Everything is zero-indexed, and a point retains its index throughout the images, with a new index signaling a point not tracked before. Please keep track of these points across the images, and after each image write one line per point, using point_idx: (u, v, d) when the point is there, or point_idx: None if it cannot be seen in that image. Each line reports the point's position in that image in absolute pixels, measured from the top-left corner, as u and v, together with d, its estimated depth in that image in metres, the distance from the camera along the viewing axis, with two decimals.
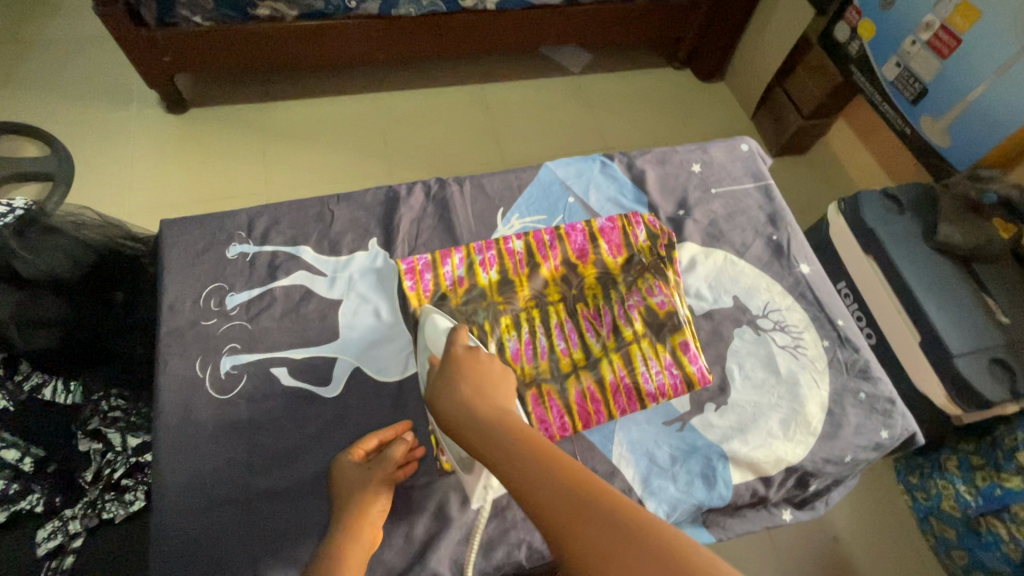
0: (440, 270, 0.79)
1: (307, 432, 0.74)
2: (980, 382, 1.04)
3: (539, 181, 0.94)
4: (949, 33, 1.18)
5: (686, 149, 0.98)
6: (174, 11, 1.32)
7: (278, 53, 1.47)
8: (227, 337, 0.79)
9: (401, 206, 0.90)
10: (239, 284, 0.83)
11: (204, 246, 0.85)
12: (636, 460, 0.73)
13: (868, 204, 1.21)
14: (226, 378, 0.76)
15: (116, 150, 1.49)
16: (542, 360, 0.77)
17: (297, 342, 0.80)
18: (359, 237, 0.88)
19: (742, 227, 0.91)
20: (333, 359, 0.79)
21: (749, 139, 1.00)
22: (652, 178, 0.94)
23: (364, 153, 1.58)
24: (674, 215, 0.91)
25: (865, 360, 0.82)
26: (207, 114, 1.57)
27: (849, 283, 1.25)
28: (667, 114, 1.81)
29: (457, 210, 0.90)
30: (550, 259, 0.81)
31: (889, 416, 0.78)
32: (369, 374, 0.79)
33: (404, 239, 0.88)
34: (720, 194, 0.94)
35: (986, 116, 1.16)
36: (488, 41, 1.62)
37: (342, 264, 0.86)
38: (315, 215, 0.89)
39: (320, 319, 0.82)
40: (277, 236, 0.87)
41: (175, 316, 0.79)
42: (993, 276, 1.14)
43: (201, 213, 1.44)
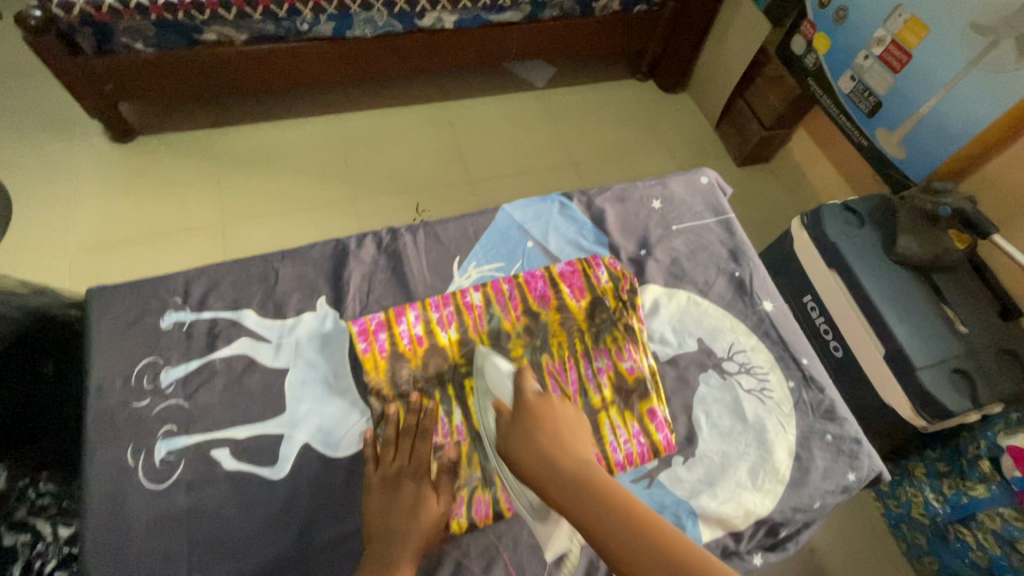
0: (396, 331, 0.78)
1: (252, 519, 0.70)
2: (943, 394, 1.06)
3: (496, 226, 0.92)
4: (900, 49, 1.20)
5: (646, 184, 0.98)
6: (114, 39, 1.25)
7: (229, 77, 1.41)
8: (161, 419, 0.74)
9: (351, 259, 0.87)
10: (175, 357, 0.78)
11: (135, 316, 0.80)
12: None
13: (830, 218, 1.23)
14: (162, 466, 0.72)
15: (57, 184, 1.41)
16: None
17: (240, 419, 0.75)
18: (306, 295, 0.85)
19: (705, 265, 0.91)
20: (278, 437, 0.75)
21: (708, 171, 1.00)
22: (612, 217, 0.93)
23: (326, 177, 1.54)
24: (636, 256, 0.90)
25: (830, 400, 0.82)
26: (156, 142, 1.50)
27: (815, 296, 1.27)
28: (632, 128, 1.81)
29: (411, 262, 0.87)
30: (509, 312, 0.81)
31: (855, 457, 0.78)
32: (318, 451, 0.74)
33: (355, 297, 0.85)
34: (681, 231, 0.93)
35: (938, 131, 1.18)
36: (448, 60, 1.59)
37: (288, 328, 0.82)
38: (257, 274, 0.85)
39: (264, 391, 0.78)
40: (216, 300, 0.83)
41: (103, 399, 0.74)
42: (951, 286, 1.17)
43: (151, 249, 1.37)
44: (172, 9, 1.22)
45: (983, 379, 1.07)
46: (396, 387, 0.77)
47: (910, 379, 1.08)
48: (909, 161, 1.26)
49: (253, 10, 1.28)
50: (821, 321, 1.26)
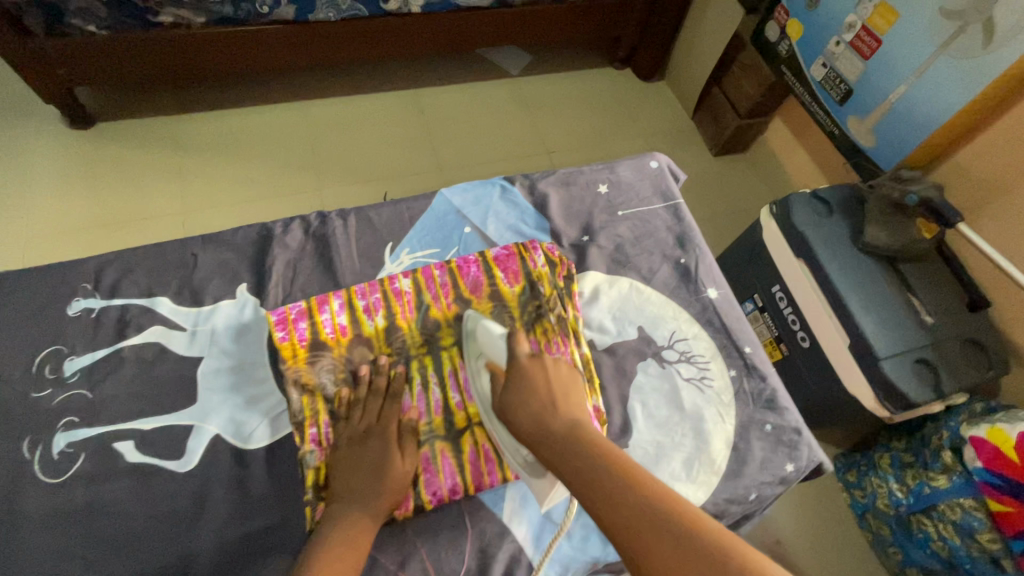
0: (317, 318, 0.74)
1: (153, 516, 0.67)
2: (905, 384, 1.05)
3: (433, 211, 0.90)
4: (870, 34, 1.18)
5: (593, 169, 0.96)
6: (65, 21, 1.21)
7: (190, 61, 1.37)
8: (63, 411, 0.72)
9: (275, 245, 0.85)
10: (81, 347, 0.76)
11: (42, 303, 0.78)
12: (529, 518, 0.72)
13: (798, 207, 1.21)
14: (60, 459, 0.69)
15: (11, 171, 1.37)
16: (436, 415, 0.75)
17: (147, 411, 0.73)
18: (227, 282, 0.82)
19: (650, 251, 0.89)
20: (188, 428, 0.73)
21: (657, 156, 0.98)
22: (555, 203, 0.92)
23: (292, 165, 1.50)
24: (578, 242, 0.89)
25: (772, 390, 0.81)
26: (116, 128, 1.46)
27: (782, 286, 1.25)
28: (608, 116, 1.78)
29: (338, 248, 0.85)
30: (440, 300, 0.79)
31: (795, 448, 0.77)
32: (228, 441, 0.73)
33: (278, 283, 0.82)
34: (627, 216, 0.92)
35: (906, 117, 1.16)
36: (417, 45, 1.56)
37: (204, 315, 0.80)
38: (176, 261, 0.83)
39: (175, 381, 0.76)
40: (130, 287, 0.81)
41: (4, 389, 0.72)
42: (917, 275, 1.16)
43: (105, 237, 1.33)
44: None
45: (947, 369, 1.07)
46: (315, 377, 0.73)
47: (874, 368, 1.07)
48: (879, 149, 1.24)
49: None
50: (788, 312, 1.25)
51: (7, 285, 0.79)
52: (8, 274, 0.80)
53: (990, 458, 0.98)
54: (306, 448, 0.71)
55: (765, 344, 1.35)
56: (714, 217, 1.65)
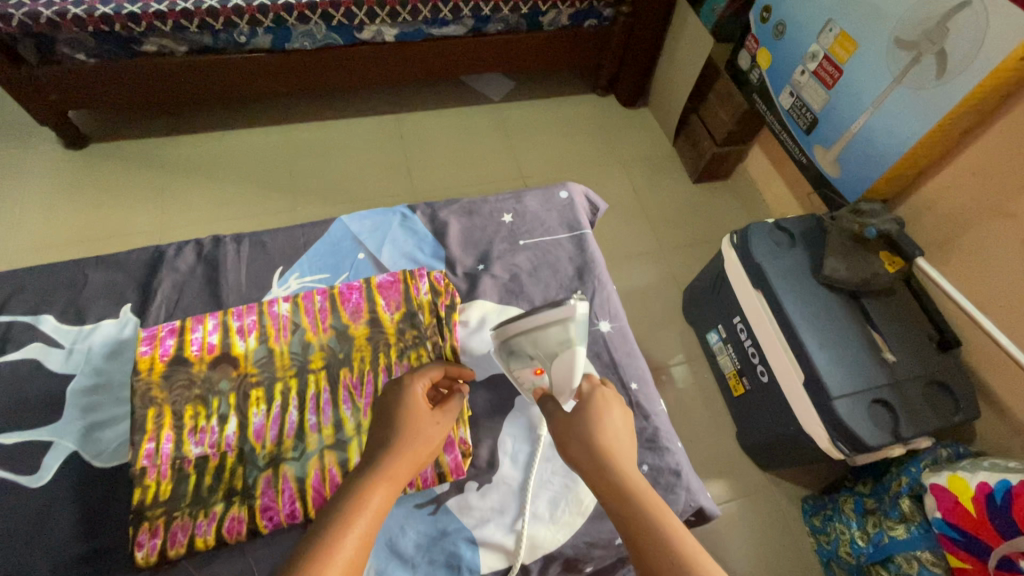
0: (185, 335, 0.77)
1: (8, 530, 0.69)
2: (859, 426, 1.00)
3: (328, 236, 0.93)
4: (832, 64, 1.17)
5: (498, 199, 0.97)
6: (55, 49, 1.30)
7: (175, 86, 1.45)
8: None
9: (165, 267, 0.87)
10: None
11: None
12: (375, 550, 0.70)
13: (756, 237, 1.18)
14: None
15: (6, 187, 1.46)
16: (287, 437, 0.73)
17: (14, 426, 0.75)
18: (111, 303, 0.85)
19: (546, 283, 0.89)
20: (49, 444, 0.74)
21: (567, 187, 0.99)
22: (455, 231, 0.93)
23: (268, 187, 1.55)
24: (472, 270, 0.90)
25: (655, 428, 0.79)
26: (108, 149, 1.55)
27: (743, 317, 1.22)
28: (586, 141, 1.79)
29: (226, 270, 0.87)
30: (316, 323, 0.80)
31: (671, 490, 0.76)
32: (85, 459, 0.74)
33: (161, 304, 0.85)
34: (528, 246, 0.92)
35: (867, 147, 1.13)
36: (394, 72, 1.60)
37: (84, 334, 0.82)
38: (66, 281, 0.86)
39: (46, 397, 0.77)
40: (17, 304, 0.84)
41: None
42: (881, 311, 1.11)
43: (85, 251, 1.40)
44: (107, 20, 1.24)
45: (906, 411, 1.01)
46: (167, 391, 0.73)
47: (826, 408, 1.02)
48: (843, 179, 1.20)
49: (190, 22, 1.30)
50: (749, 343, 1.21)
51: None
52: None
53: (949, 508, 0.92)
54: (138, 466, 0.69)
55: (729, 378, 1.31)
56: (688, 245, 1.62)
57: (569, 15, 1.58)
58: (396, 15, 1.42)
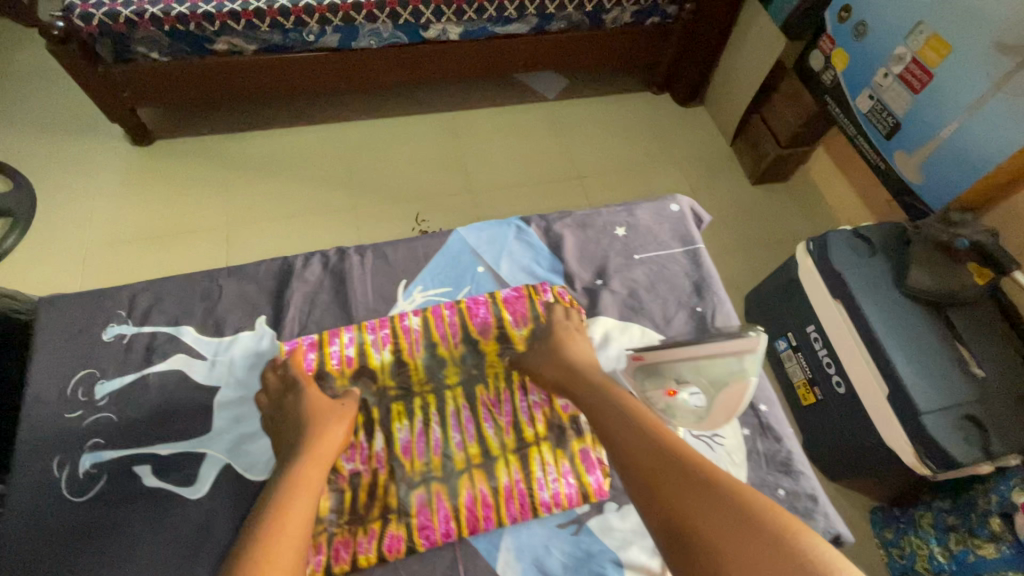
0: (325, 350, 0.84)
1: (156, 535, 0.73)
2: (949, 442, 0.98)
3: (447, 249, 0.98)
4: (921, 67, 1.13)
5: (611, 212, 1.02)
6: (131, 49, 1.31)
7: (241, 84, 1.45)
8: (92, 432, 0.79)
9: (295, 279, 0.93)
10: (111, 370, 0.84)
11: (81, 327, 0.87)
12: (523, 567, 0.74)
13: (835, 245, 1.16)
14: (84, 479, 0.76)
15: (77, 182, 1.49)
16: (434, 454, 0.82)
17: (165, 436, 0.80)
18: (246, 314, 0.90)
19: (665, 297, 0.94)
20: (201, 455, 0.79)
21: (678, 200, 1.03)
22: (570, 244, 0.98)
23: (328, 185, 1.56)
24: (592, 285, 0.95)
25: (787, 453, 0.83)
26: (173, 144, 1.57)
27: (818, 327, 1.20)
28: (644, 141, 1.76)
29: (354, 282, 0.93)
30: (448, 339, 0.87)
31: (809, 516, 0.78)
32: (238, 471, 0.78)
33: (295, 317, 0.90)
34: (643, 261, 0.97)
35: (958, 154, 1.10)
36: (454, 70, 1.59)
37: (225, 345, 0.87)
38: (202, 291, 0.92)
39: (192, 406, 0.83)
40: (158, 316, 0.89)
41: (41, 410, 0.80)
42: (966, 324, 1.08)
43: (156, 247, 1.42)
44: (183, 20, 1.26)
45: (998, 428, 0.99)
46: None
47: (913, 423, 1.00)
48: (928, 187, 1.17)
49: (262, 22, 1.30)
50: (823, 353, 1.20)
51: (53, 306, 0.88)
52: (54, 298, 0.89)
53: None
54: None
55: (797, 386, 1.29)
56: (750, 249, 1.60)
57: (633, 13, 1.55)
58: (462, 13, 1.41)
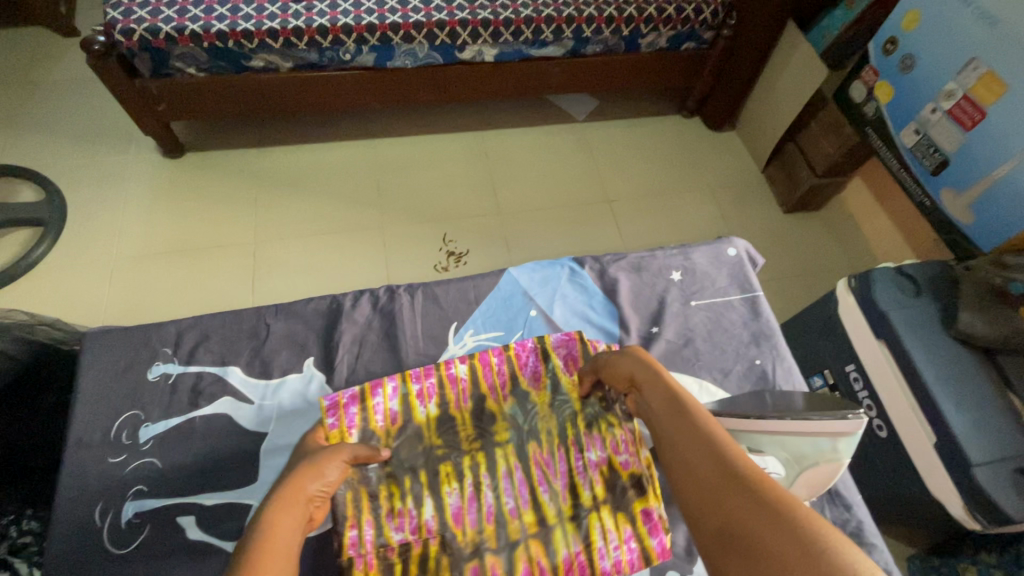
0: (369, 404, 0.81)
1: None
2: (1001, 498, 0.94)
3: (499, 291, 0.97)
4: (972, 105, 1.10)
5: (667, 254, 1.00)
6: (169, 64, 1.31)
7: (274, 101, 1.45)
8: (133, 478, 0.78)
9: (344, 320, 0.92)
10: (156, 413, 0.83)
11: (126, 364, 0.86)
12: None
13: (880, 284, 1.12)
14: (127, 528, 0.75)
15: (108, 195, 1.48)
16: (487, 523, 0.78)
17: (210, 485, 0.79)
18: (294, 355, 0.89)
19: (721, 347, 0.92)
20: (247, 507, 0.78)
21: (735, 244, 1.01)
22: (625, 289, 0.96)
23: (357, 202, 1.55)
24: (647, 333, 0.92)
25: (857, 521, 0.83)
26: (203, 158, 1.57)
27: (858, 366, 1.16)
28: (676, 166, 1.74)
29: (404, 325, 0.93)
30: (495, 390, 0.87)
31: None
32: None
33: (345, 359, 0.89)
34: (699, 307, 0.95)
35: (1011, 195, 1.06)
36: (486, 91, 1.58)
37: (272, 390, 0.86)
38: (250, 330, 0.91)
39: (237, 449, 0.81)
40: (205, 355, 0.88)
41: (82, 447, 0.79)
42: (1020, 371, 1.03)
43: (186, 263, 1.42)
44: (223, 37, 1.27)
45: None
46: (362, 475, 0.76)
47: (963, 475, 0.96)
48: (976, 228, 1.15)
49: (299, 40, 1.30)
50: (863, 395, 1.15)
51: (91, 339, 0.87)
52: (94, 332, 0.88)
53: None
54: (346, 556, 0.73)
55: None
56: (783, 281, 1.56)
57: (669, 38, 1.54)
58: (498, 35, 1.41)
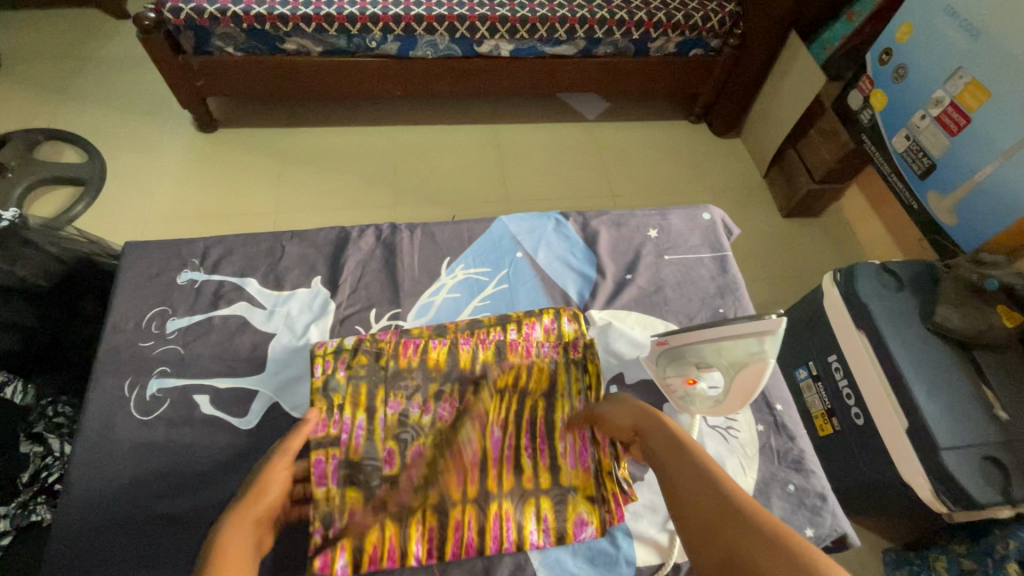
0: (372, 543, 0.73)
1: (213, 462, 0.79)
2: (967, 481, 0.97)
3: (490, 234, 1.03)
4: (958, 111, 1.15)
5: (645, 214, 1.06)
6: (210, 42, 1.43)
7: (302, 84, 1.56)
8: (159, 360, 0.86)
9: (350, 247, 0.99)
10: (182, 310, 0.91)
11: (157, 271, 0.94)
12: None
13: (863, 276, 1.17)
14: (150, 401, 0.83)
15: (145, 159, 1.60)
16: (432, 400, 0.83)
17: (224, 373, 0.86)
18: (304, 274, 0.97)
19: (690, 297, 0.98)
20: (254, 393, 0.85)
21: (710, 209, 1.07)
22: (604, 239, 1.03)
23: (373, 182, 1.64)
24: (621, 279, 0.99)
25: (799, 451, 0.85)
26: (234, 133, 1.68)
27: (840, 356, 1.20)
28: (679, 164, 1.81)
29: (403, 255, 0.99)
30: (500, 460, 0.80)
31: (817, 513, 0.79)
32: (285, 410, 0.84)
33: (347, 281, 0.96)
34: (672, 260, 1.01)
35: (993, 198, 1.11)
36: (501, 85, 1.67)
37: (282, 298, 0.94)
38: (267, 250, 0.99)
39: (251, 349, 0.89)
40: (227, 267, 0.96)
41: (117, 335, 0.88)
42: (993, 365, 1.08)
43: (213, 225, 1.52)
44: (261, 20, 1.38)
45: (1019, 472, 0.98)
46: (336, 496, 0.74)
47: (932, 457, 1.00)
48: (960, 229, 1.20)
49: (330, 26, 1.41)
50: (843, 382, 1.20)
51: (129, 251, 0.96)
52: (134, 243, 0.97)
53: None
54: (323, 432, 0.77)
55: (815, 416, 1.29)
56: (776, 277, 1.61)
57: (677, 43, 1.62)
58: (515, 31, 1.50)
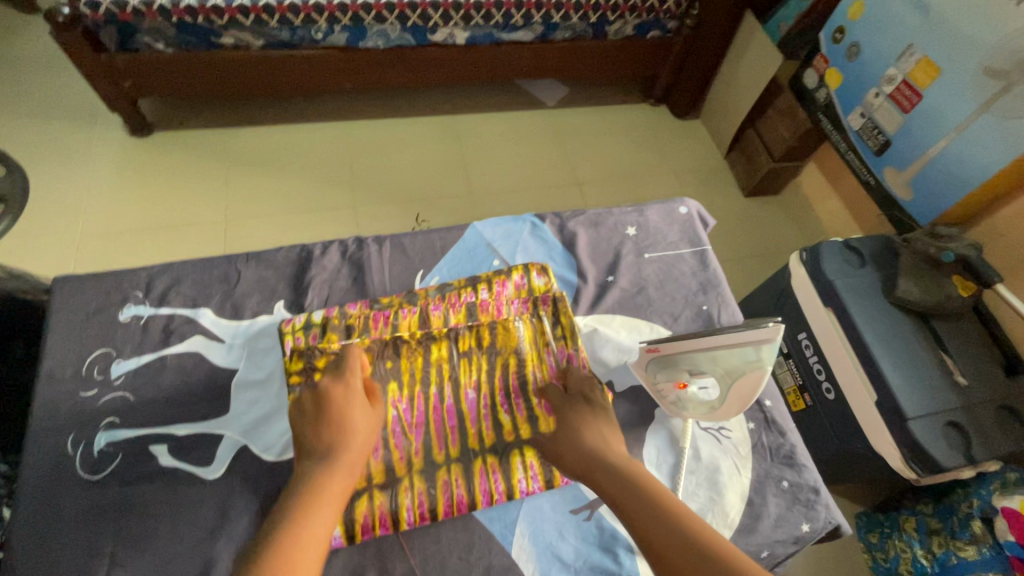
0: (363, 511, 0.74)
1: (176, 517, 0.73)
2: (933, 447, 1.01)
3: (464, 242, 0.99)
4: (911, 88, 1.18)
5: (622, 211, 1.05)
6: (136, 38, 1.30)
7: (244, 80, 1.45)
8: (105, 411, 0.79)
9: (313, 266, 0.93)
10: (127, 350, 0.84)
11: (96, 307, 0.86)
12: (537, 554, 0.76)
13: (828, 254, 1.19)
14: (98, 457, 0.76)
15: (72, 171, 1.46)
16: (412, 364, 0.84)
17: (182, 419, 0.80)
18: (265, 298, 0.91)
19: (672, 296, 0.97)
20: (218, 437, 0.79)
21: (686, 203, 1.07)
22: (583, 240, 1.00)
23: (328, 181, 1.56)
24: (603, 282, 0.97)
25: (790, 446, 0.86)
26: (172, 137, 1.55)
27: (809, 334, 1.23)
28: (642, 149, 1.80)
29: (373, 270, 0.94)
30: (478, 423, 0.82)
31: (811, 507, 0.81)
32: (255, 452, 0.78)
33: (314, 302, 0.90)
34: (652, 259, 1.00)
35: (947, 172, 1.15)
36: (458, 74, 1.61)
37: (243, 329, 0.87)
38: (220, 275, 0.92)
39: (210, 389, 0.83)
40: (175, 297, 0.89)
41: (52, 386, 0.80)
42: (950, 333, 1.13)
43: (156, 239, 1.41)
44: (192, 12, 1.26)
45: (978, 433, 1.03)
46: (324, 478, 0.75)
47: (900, 426, 1.04)
48: (915, 203, 1.24)
49: (271, 17, 1.31)
50: (813, 359, 1.23)
51: (66, 285, 0.87)
52: (65, 277, 0.88)
53: None
54: None
55: (787, 392, 1.32)
56: (742, 258, 1.64)
57: (635, 26, 1.59)
58: (469, 18, 1.44)
